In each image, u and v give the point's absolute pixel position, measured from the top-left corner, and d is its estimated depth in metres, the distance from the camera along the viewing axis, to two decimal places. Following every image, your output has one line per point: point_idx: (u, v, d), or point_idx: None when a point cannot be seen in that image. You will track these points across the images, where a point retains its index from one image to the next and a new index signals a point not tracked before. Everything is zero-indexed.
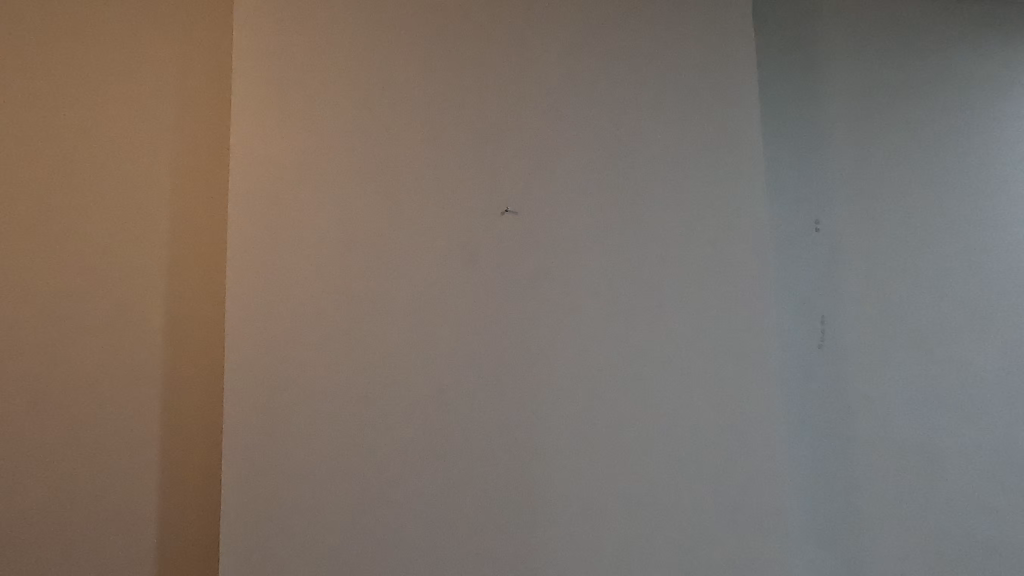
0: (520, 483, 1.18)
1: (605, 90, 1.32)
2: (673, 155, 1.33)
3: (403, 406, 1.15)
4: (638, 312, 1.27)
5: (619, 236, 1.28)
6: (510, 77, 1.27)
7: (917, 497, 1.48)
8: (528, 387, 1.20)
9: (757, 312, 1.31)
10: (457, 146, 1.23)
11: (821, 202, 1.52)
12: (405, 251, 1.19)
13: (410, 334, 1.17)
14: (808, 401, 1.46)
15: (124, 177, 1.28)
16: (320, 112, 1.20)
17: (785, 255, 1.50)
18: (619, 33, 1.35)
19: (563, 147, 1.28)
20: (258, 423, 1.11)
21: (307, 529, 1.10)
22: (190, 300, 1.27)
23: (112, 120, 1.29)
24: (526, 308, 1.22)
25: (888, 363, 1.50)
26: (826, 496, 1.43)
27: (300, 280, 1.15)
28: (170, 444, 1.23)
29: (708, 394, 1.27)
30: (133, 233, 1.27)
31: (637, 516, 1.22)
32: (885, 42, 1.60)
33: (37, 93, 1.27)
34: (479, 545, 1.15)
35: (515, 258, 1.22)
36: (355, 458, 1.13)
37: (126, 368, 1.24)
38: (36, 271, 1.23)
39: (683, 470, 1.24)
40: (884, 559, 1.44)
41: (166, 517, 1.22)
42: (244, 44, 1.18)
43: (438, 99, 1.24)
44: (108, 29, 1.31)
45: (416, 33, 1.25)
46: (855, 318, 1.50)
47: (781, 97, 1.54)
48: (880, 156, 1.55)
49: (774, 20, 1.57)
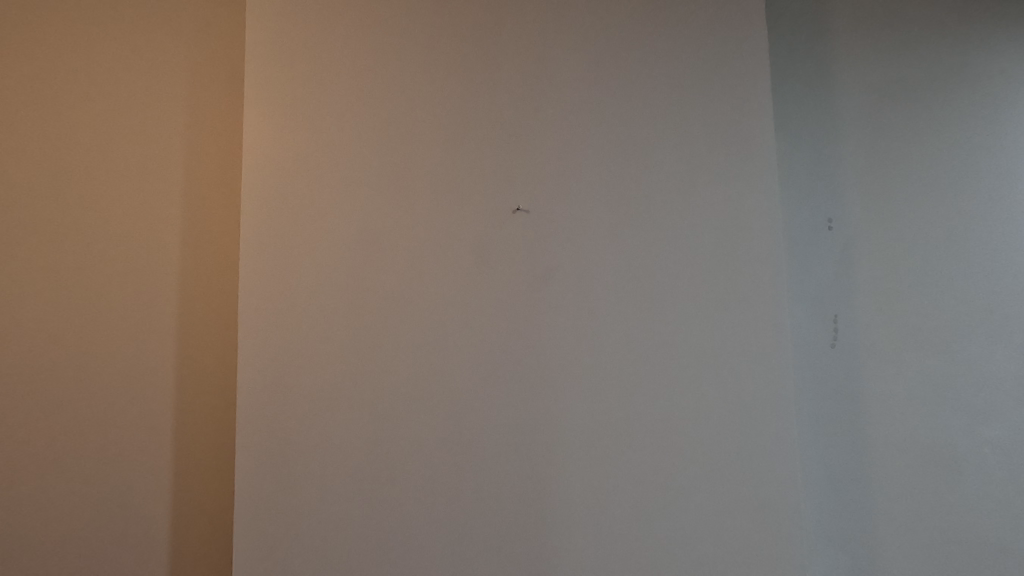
0: (537, 488, 1.28)
1: (619, 113, 1.42)
2: (686, 158, 1.43)
3: (421, 411, 1.26)
4: (651, 325, 1.37)
5: (635, 255, 1.38)
6: (526, 102, 1.38)
7: (929, 491, 1.59)
8: (547, 394, 1.31)
9: (766, 307, 1.41)
10: (481, 172, 1.34)
11: (834, 203, 1.65)
12: (424, 269, 1.29)
13: (429, 327, 1.28)
14: (819, 389, 1.59)
15: (152, 193, 1.39)
16: (331, 136, 1.30)
17: (800, 258, 1.63)
18: (633, 56, 1.44)
19: (577, 153, 1.38)
20: (273, 426, 1.22)
21: (329, 531, 1.21)
22: (206, 309, 1.38)
23: (145, 140, 1.40)
24: (543, 320, 1.32)
25: (899, 357, 1.62)
26: (835, 475, 1.57)
27: (317, 293, 1.25)
28: (191, 418, 1.35)
29: (722, 400, 1.37)
30: (166, 226, 1.38)
31: (638, 491, 1.32)
32: (897, 54, 1.73)
33: (79, 117, 1.39)
34: (499, 547, 1.25)
35: (529, 274, 1.33)
36: (374, 462, 1.24)
37: (150, 370, 1.35)
38: (76, 281, 1.35)
39: (699, 475, 1.35)
40: (895, 553, 1.56)
41: (187, 484, 1.33)
42: (264, 73, 1.30)
43: (457, 126, 1.35)
44: (144, 55, 1.42)
45: (434, 63, 1.36)
46: (867, 316, 1.62)
47: (794, 110, 1.68)
48: (892, 162, 1.68)
49: (790, 37, 1.71)
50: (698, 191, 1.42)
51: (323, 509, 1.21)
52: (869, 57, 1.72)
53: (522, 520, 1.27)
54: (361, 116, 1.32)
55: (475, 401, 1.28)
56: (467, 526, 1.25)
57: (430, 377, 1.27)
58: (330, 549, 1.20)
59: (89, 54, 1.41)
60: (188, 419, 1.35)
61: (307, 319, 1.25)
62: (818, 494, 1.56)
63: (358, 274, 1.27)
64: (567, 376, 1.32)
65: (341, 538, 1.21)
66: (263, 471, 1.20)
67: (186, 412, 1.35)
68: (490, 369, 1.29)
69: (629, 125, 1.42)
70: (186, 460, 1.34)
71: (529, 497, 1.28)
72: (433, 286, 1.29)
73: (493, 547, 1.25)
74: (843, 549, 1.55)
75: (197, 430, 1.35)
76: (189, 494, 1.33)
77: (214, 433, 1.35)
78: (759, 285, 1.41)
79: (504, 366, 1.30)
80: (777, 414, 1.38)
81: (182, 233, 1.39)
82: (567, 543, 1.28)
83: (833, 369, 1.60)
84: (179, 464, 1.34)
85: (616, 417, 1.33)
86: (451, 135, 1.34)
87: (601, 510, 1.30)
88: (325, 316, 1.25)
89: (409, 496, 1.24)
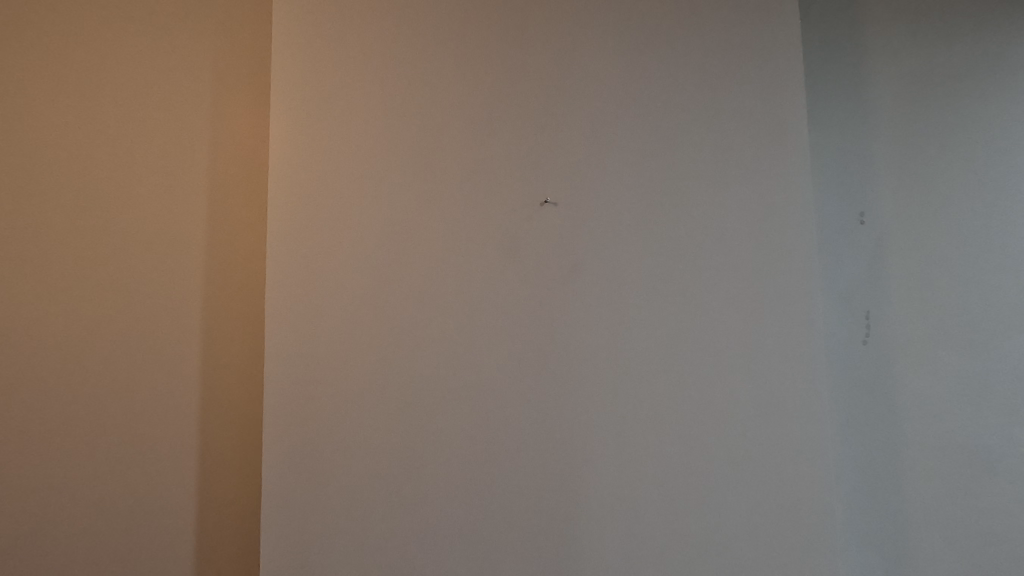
0: (568, 487, 1.27)
1: (649, 105, 1.39)
2: (719, 154, 1.41)
3: (448, 409, 1.24)
4: (682, 321, 1.34)
5: (665, 249, 1.36)
6: (554, 93, 1.36)
7: (965, 494, 1.56)
8: (578, 392, 1.29)
9: (799, 303, 1.38)
10: (510, 163, 1.32)
11: (866, 197, 1.63)
12: (453, 263, 1.27)
13: (458, 321, 1.26)
14: (851, 387, 1.57)
15: (176, 187, 1.38)
16: (356, 127, 1.28)
17: (832, 253, 1.61)
18: (662, 47, 1.42)
19: (608, 146, 1.36)
20: (297, 422, 1.20)
21: (356, 531, 1.19)
22: (229, 305, 1.37)
23: (168, 133, 1.39)
24: (574, 315, 1.30)
25: (933, 356, 1.59)
26: (869, 475, 1.55)
27: (341, 288, 1.23)
28: (217, 416, 1.34)
29: (755, 398, 1.35)
30: (190, 221, 1.37)
31: (669, 489, 1.30)
32: (933, 43, 1.69)
33: (101, 108, 1.38)
34: (530, 547, 1.24)
35: (560, 269, 1.31)
36: (401, 461, 1.22)
37: (173, 364, 1.34)
38: (98, 276, 1.34)
39: (732, 474, 1.32)
40: (929, 556, 1.54)
41: (214, 483, 1.33)
42: (288, 60, 1.27)
43: (485, 117, 1.33)
44: (167, 47, 1.41)
45: (462, 53, 1.33)
46: (900, 313, 1.59)
47: (826, 103, 1.66)
48: (925, 155, 1.65)
49: (823, 29, 1.68)
50: (730, 185, 1.40)
51: (351, 507, 1.20)
52: (904, 47, 1.68)
53: (553, 520, 1.25)
54: (388, 107, 1.29)
55: (505, 397, 1.26)
56: (497, 526, 1.23)
57: (458, 373, 1.25)
58: (357, 547, 1.19)
59: (112, 45, 1.40)
60: (214, 418, 1.34)
61: (335, 315, 1.23)
62: (851, 494, 1.54)
63: (387, 268, 1.25)
64: (598, 373, 1.30)
65: (368, 536, 1.20)
66: (291, 467, 1.19)
67: (212, 410, 1.34)
68: (520, 365, 1.27)
69: (662, 120, 1.39)
70: (213, 459, 1.33)
71: (559, 494, 1.26)
72: (462, 281, 1.27)
73: (522, 545, 1.24)
74: (876, 551, 1.53)
75: (223, 430, 1.34)
76: (216, 492, 1.33)
77: (240, 433, 1.34)
78: (792, 282, 1.39)
79: (534, 362, 1.28)
80: (809, 413, 1.36)
81: (207, 229, 1.38)
82: (597, 542, 1.26)
83: (865, 367, 1.57)
84: (205, 462, 1.33)
85: (648, 416, 1.31)
86: (480, 126, 1.32)
87: (630, 509, 1.28)
88: (352, 311, 1.23)
89: (437, 495, 1.22)
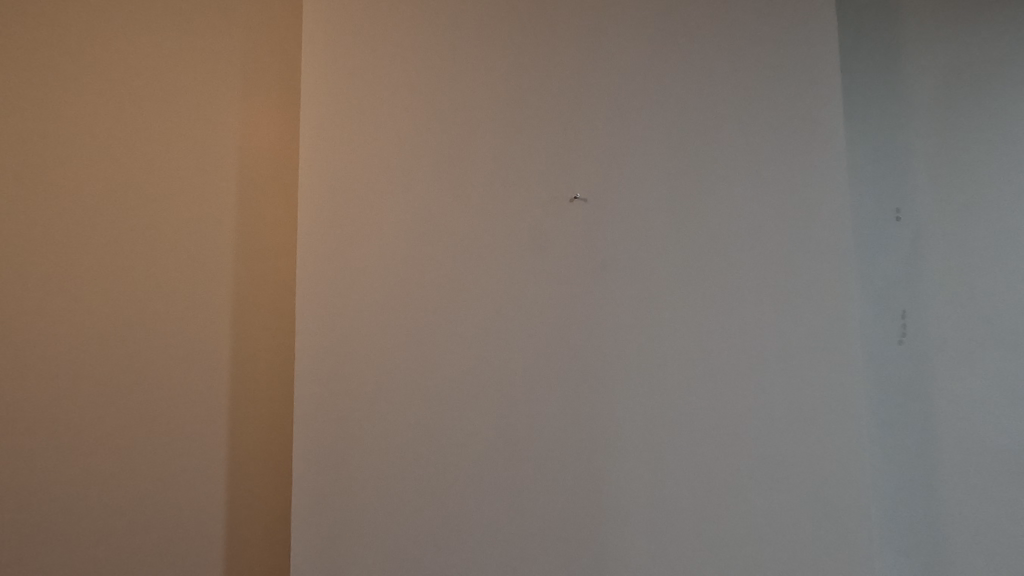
0: (593, 484, 1.25)
1: (679, 99, 1.37)
2: (751, 149, 1.38)
3: (475, 406, 1.23)
4: (712, 319, 1.32)
5: (695, 244, 1.34)
6: (582, 86, 1.34)
7: (1002, 496, 1.52)
8: (606, 388, 1.28)
9: (834, 300, 1.36)
10: (538, 157, 1.31)
11: (902, 192, 1.60)
12: (481, 259, 1.26)
13: (483, 316, 1.25)
14: (886, 387, 1.55)
15: (204, 182, 1.38)
16: (383, 121, 1.27)
17: (868, 251, 1.58)
18: (693, 41, 1.40)
19: (636, 141, 1.34)
20: (326, 418, 1.20)
21: (382, 528, 1.19)
22: (257, 300, 1.36)
23: (197, 128, 1.39)
24: (600, 310, 1.29)
25: (970, 355, 1.56)
26: (904, 477, 1.53)
27: (370, 283, 1.23)
28: (246, 414, 1.34)
29: (788, 396, 1.33)
30: (217, 215, 1.37)
31: (695, 488, 1.28)
32: (972, 34, 1.65)
33: (130, 104, 1.38)
34: (555, 544, 1.23)
35: (586, 264, 1.29)
36: (428, 457, 1.21)
37: (201, 359, 1.34)
38: (129, 270, 1.34)
39: (759, 472, 1.30)
40: (964, 559, 1.51)
41: (244, 477, 1.33)
42: (314, 53, 1.27)
43: (512, 110, 1.31)
44: (195, 44, 1.41)
45: (489, 48, 1.32)
46: (937, 313, 1.56)
47: (862, 97, 1.63)
48: (962, 150, 1.61)
49: (858, 23, 1.66)
50: (759, 179, 1.38)
51: (378, 504, 1.19)
52: (941, 39, 1.65)
53: (577, 519, 1.24)
54: (418, 101, 1.29)
55: (530, 394, 1.25)
56: (522, 524, 1.22)
57: (485, 370, 1.24)
58: (385, 544, 1.19)
59: (140, 41, 1.40)
60: (244, 416, 1.34)
61: (362, 310, 1.22)
62: (885, 496, 1.52)
63: (415, 264, 1.24)
64: (625, 368, 1.29)
65: (394, 534, 1.19)
66: (320, 463, 1.18)
67: (241, 408, 1.34)
68: (547, 363, 1.26)
69: (693, 115, 1.37)
70: (242, 454, 1.33)
71: (586, 492, 1.25)
72: (491, 277, 1.26)
73: (547, 541, 1.23)
74: (911, 554, 1.51)
75: (252, 429, 1.34)
76: (247, 487, 1.32)
77: (270, 432, 1.34)
78: (825, 278, 1.36)
79: (562, 359, 1.27)
80: (843, 411, 1.33)
81: (237, 224, 1.37)
82: (622, 537, 1.25)
83: (901, 367, 1.55)
84: (234, 457, 1.33)
85: (675, 414, 1.29)
86: (506, 118, 1.31)
87: (657, 508, 1.27)
88: (381, 307, 1.23)
89: (462, 491, 1.21)
